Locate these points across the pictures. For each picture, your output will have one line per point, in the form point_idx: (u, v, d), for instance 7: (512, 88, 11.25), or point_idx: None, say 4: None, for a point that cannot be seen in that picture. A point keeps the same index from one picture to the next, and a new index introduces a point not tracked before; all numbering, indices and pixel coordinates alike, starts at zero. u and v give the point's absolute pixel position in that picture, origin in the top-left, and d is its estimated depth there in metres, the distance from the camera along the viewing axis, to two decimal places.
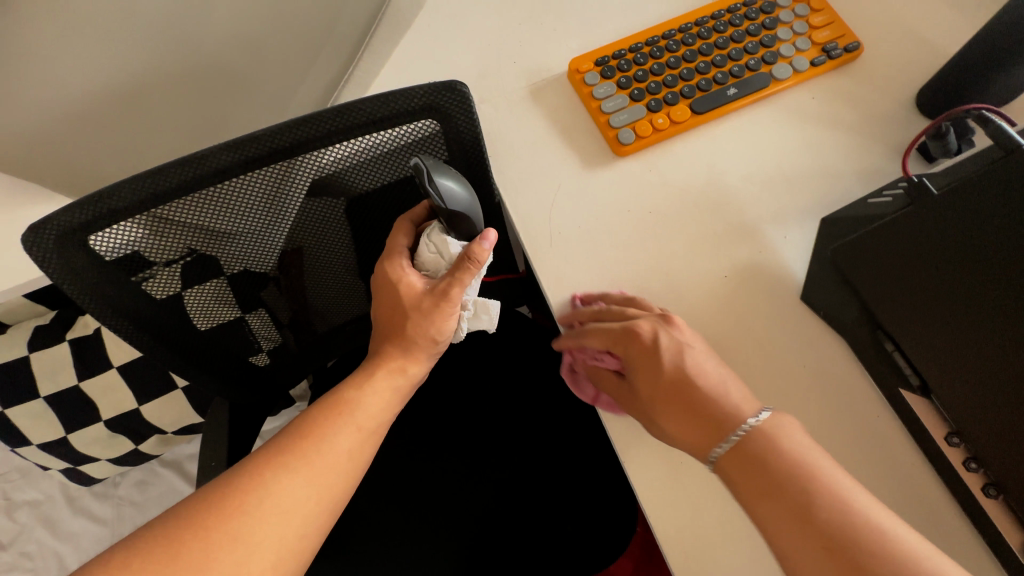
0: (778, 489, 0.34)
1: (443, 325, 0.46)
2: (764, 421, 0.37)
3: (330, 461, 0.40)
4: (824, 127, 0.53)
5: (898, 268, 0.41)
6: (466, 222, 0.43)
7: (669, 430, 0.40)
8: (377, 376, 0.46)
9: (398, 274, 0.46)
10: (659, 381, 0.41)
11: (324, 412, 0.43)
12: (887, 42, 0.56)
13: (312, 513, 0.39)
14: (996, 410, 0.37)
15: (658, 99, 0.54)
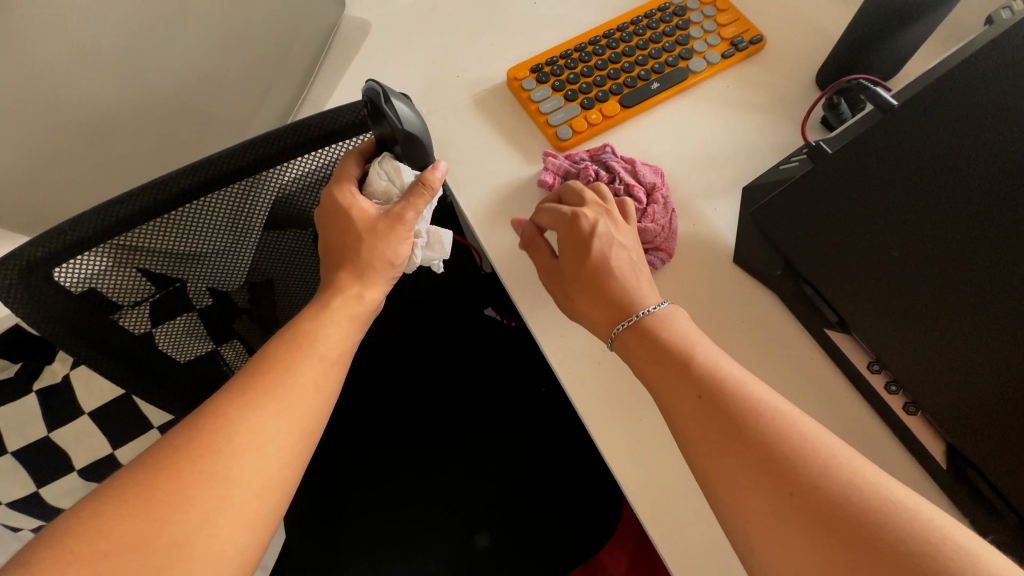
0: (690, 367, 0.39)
1: (399, 248, 0.47)
2: (662, 310, 0.43)
3: (300, 392, 0.39)
4: (740, 110, 0.58)
5: (810, 221, 0.46)
6: (420, 147, 0.46)
7: (587, 310, 0.46)
8: (334, 304, 0.45)
9: (348, 200, 0.45)
10: (579, 266, 0.47)
11: (286, 345, 0.41)
12: (786, 31, 0.63)
13: (287, 443, 0.37)
14: (910, 334, 0.41)
15: (590, 97, 0.59)
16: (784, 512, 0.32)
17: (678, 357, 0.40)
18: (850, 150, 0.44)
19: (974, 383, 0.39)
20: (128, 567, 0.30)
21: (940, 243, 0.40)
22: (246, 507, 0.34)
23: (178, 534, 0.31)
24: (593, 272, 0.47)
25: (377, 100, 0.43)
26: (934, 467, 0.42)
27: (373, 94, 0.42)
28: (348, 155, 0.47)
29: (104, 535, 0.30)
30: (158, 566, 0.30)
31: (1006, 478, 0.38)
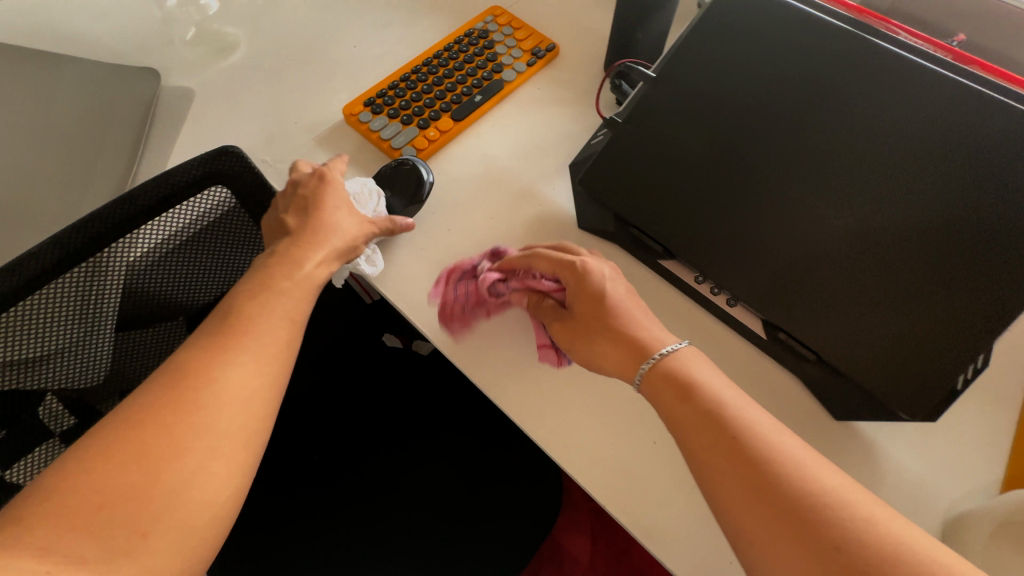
0: (682, 387, 0.40)
1: (367, 233, 0.53)
2: (682, 350, 0.42)
3: (271, 346, 0.39)
4: (552, 106, 0.69)
5: (623, 176, 0.55)
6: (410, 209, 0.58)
7: (605, 347, 0.45)
8: (308, 265, 0.46)
9: (341, 190, 0.53)
10: (594, 303, 0.47)
11: (253, 297, 0.41)
12: (571, 38, 0.75)
13: (265, 400, 0.38)
14: (712, 245, 0.51)
15: (424, 118, 0.65)
16: (756, 504, 0.33)
17: (686, 371, 0.41)
18: (633, 116, 0.55)
19: (765, 265, 0.49)
20: (127, 514, 0.30)
21: (711, 167, 0.51)
22: (233, 456, 0.35)
23: (173, 482, 0.32)
24: (599, 309, 0.47)
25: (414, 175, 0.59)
26: (760, 341, 0.53)
27: (413, 168, 0.59)
28: (336, 163, 0.56)
29: (98, 487, 0.30)
30: (155, 513, 0.31)
31: (805, 330, 0.48)
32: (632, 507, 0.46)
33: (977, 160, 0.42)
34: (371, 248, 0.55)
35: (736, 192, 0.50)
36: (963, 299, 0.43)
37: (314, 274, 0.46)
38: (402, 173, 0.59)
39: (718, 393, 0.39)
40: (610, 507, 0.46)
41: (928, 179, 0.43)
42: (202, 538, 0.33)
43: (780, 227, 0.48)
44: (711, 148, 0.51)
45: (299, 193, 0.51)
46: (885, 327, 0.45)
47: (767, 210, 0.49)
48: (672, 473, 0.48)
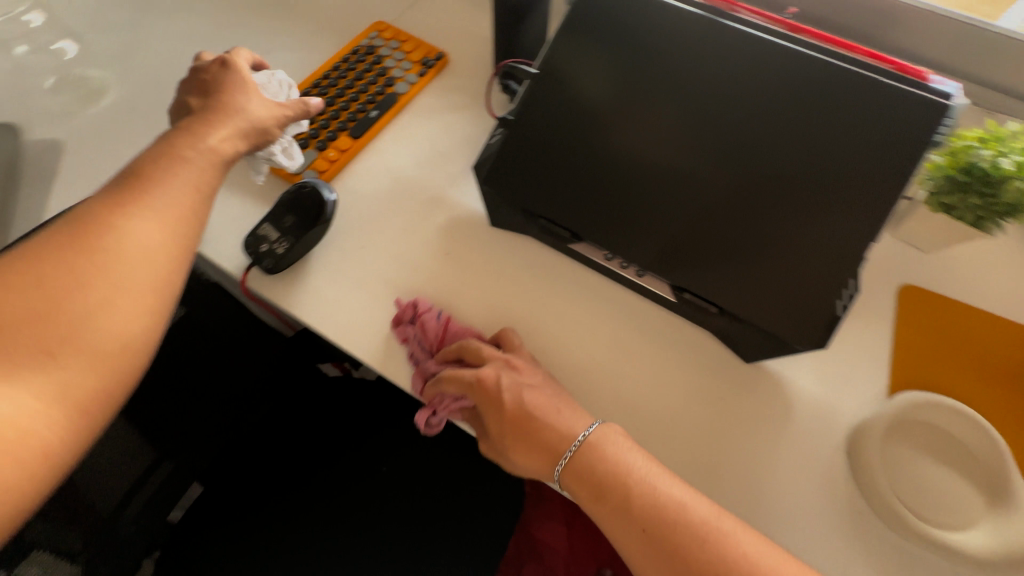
0: (591, 481, 0.43)
1: (280, 117, 0.53)
2: (591, 444, 0.44)
3: (173, 206, 0.43)
4: (449, 112, 0.70)
5: (524, 170, 0.57)
6: (314, 234, 0.56)
7: (519, 451, 0.48)
8: (210, 141, 0.48)
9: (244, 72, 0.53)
10: (502, 418, 0.48)
11: (156, 167, 0.44)
12: (459, 44, 0.77)
13: (170, 258, 0.41)
14: (613, 223, 0.54)
15: (321, 139, 0.64)
16: None
17: (596, 467, 0.43)
18: (522, 111, 0.57)
19: (662, 233, 0.53)
20: (35, 338, 0.34)
21: (601, 150, 0.54)
22: (140, 296, 0.38)
23: (79, 315, 0.36)
24: (516, 418, 0.48)
25: (317, 198, 0.57)
26: (672, 305, 0.57)
27: (315, 191, 0.57)
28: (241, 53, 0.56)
29: (8, 304, 0.34)
30: (62, 338, 0.35)
31: (707, 287, 0.52)
32: None
33: (816, 116, 0.48)
34: (287, 140, 0.57)
35: (623, 171, 0.54)
36: (825, 236, 0.49)
37: (218, 154, 0.48)
38: (304, 197, 0.57)
39: (624, 473, 0.43)
40: None
41: (778, 140, 0.49)
42: (116, 367, 0.37)
43: (668, 197, 0.52)
44: (597, 135, 0.54)
45: (204, 82, 0.52)
46: (771, 272, 0.50)
47: (654, 184, 0.53)
48: None
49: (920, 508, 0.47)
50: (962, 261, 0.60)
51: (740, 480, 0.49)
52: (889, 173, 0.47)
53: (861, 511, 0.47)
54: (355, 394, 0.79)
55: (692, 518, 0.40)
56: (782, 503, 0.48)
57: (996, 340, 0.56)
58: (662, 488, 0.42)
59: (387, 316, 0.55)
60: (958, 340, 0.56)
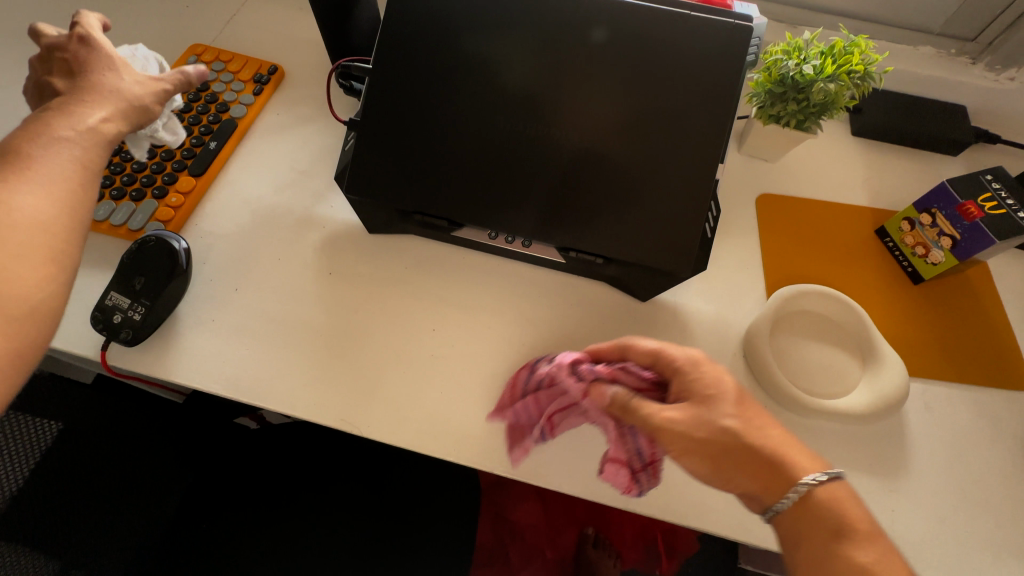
0: (827, 525, 0.37)
1: (163, 90, 0.44)
2: (838, 482, 0.38)
3: (59, 176, 0.37)
4: (298, 126, 0.66)
5: (388, 170, 0.55)
6: (172, 287, 0.51)
7: (737, 446, 0.39)
8: (87, 121, 0.39)
9: (102, 40, 0.43)
10: (722, 393, 0.41)
11: (25, 143, 0.37)
12: (293, 53, 0.72)
13: (70, 230, 0.36)
14: (487, 202, 0.55)
15: (158, 186, 0.58)
16: None
17: (842, 509, 0.37)
18: (368, 110, 0.55)
19: (535, 201, 0.54)
20: None
21: (458, 134, 0.54)
22: (27, 279, 0.33)
23: None
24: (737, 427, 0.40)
25: (164, 249, 0.51)
26: (563, 266, 0.58)
27: (160, 242, 0.52)
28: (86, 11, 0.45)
29: None
30: None
31: (589, 241, 0.54)
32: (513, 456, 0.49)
33: (644, 59, 0.52)
34: (168, 114, 0.49)
35: (482, 152, 0.54)
36: (678, 169, 0.52)
37: (105, 134, 0.40)
38: (149, 252, 0.51)
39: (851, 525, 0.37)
40: (493, 466, 0.49)
41: (614, 93, 0.52)
42: (31, 330, 0.34)
43: (531, 167, 0.54)
44: (449, 121, 0.54)
45: (57, 54, 0.42)
46: (641, 212, 0.53)
47: (514, 158, 0.54)
48: None
49: (810, 386, 0.52)
50: (801, 162, 0.67)
51: None
52: (717, 99, 0.51)
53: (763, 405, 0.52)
54: (280, 441, 0.73)
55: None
56: None
57: (841, 225, 0.63)
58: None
59: (281, 354, 0.52)
60: (811, 232, 0.62)
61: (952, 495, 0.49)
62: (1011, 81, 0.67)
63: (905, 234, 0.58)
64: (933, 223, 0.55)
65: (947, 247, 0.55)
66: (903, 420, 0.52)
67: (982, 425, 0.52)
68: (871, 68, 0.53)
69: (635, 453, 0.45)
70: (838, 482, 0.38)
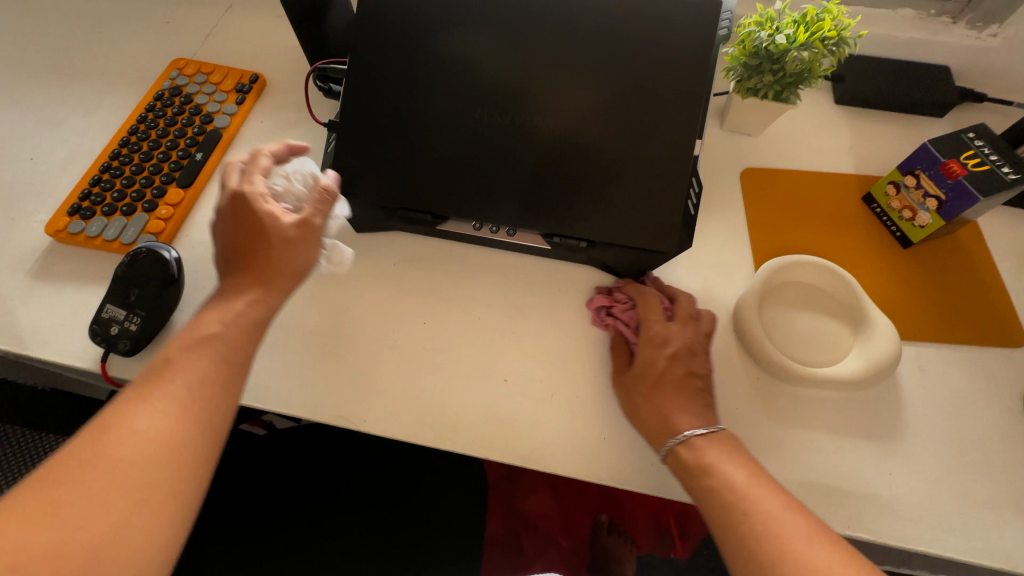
0: (702, 464, 0.42)
1: (311, 247, 0.46)
2: (709, 438, 0.44)
3: (202, 386, 0.37)
4: (282, 132, 0.67)
5: (369, 168, 0.56)
6: (167, 295, 0.52)
7: (643, 408, 0.47)
8: (239, 307, 0.42)
9: (261, 198, 0.44)
10: (646, 370, 0.48)
11: (185, 349, 0.38)
12: (274, 61, 0.73)
13: (208, 441, 0.36)
14: (469, 194, 0.55)
15: (148, 199, 0.59)
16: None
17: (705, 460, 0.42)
18: (347, 110, 0.55)
19: (516, 189, 0.55)
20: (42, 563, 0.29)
21: (436, 128, 0.55)
22: (159, 505, 0.33)
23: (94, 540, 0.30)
24: (650, 372, 0.48)
25: (155, 260, 0.52)
26: (549, 252, 0.58)
27: (151, 253, 0.53)
28: (261, 146, 0.47)
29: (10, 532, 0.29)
30: (80, 562, 0.30)
31: (572, 226, 0.54)
32: (508, 442, 0.50)
33: (615, 41, 0.52)
34: (329, 244, 0.49)
35: (460, 144, 0.55)
36: (657, 148, 0.53)
37: (254, 320, 0.42)
38: (142, 265, 0.52)
39: (731, 480, 0.40)
40: (489, 452, 0.50)
41: (587, 77, 0.52)
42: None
43: (511, 156, 0.54)
44: (427, 115, 0.55)
45: (224, 215, 0.45)
46: (623, 193, 0.53)
47: (493, 149, 0.54)
48: (528, 394, 0.52)
49: (803, 357, 0.52)
50: (784, 135, 0.67)
51: None
52: (690, 74, 0.51)
53: (756, 377, 0.53)
54: (286, 444, 0.75)
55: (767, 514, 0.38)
56: None
57: (827, 194, 0.63)
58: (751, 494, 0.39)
59: (276, 356, 0.53)
60: (797, 203, 0.62)
61: (950, 455, 0.49)
62: (993, 38, 0.66)
63: (891, 198, 0.58)
64: (918, 185, 0.55)
65: (933, 208, 0.54)
66: (897, 384, 0.52)
67: (978, 384, 0.52)
68: (844, 34, 0.53)
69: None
70: (712, 435, 0.44)
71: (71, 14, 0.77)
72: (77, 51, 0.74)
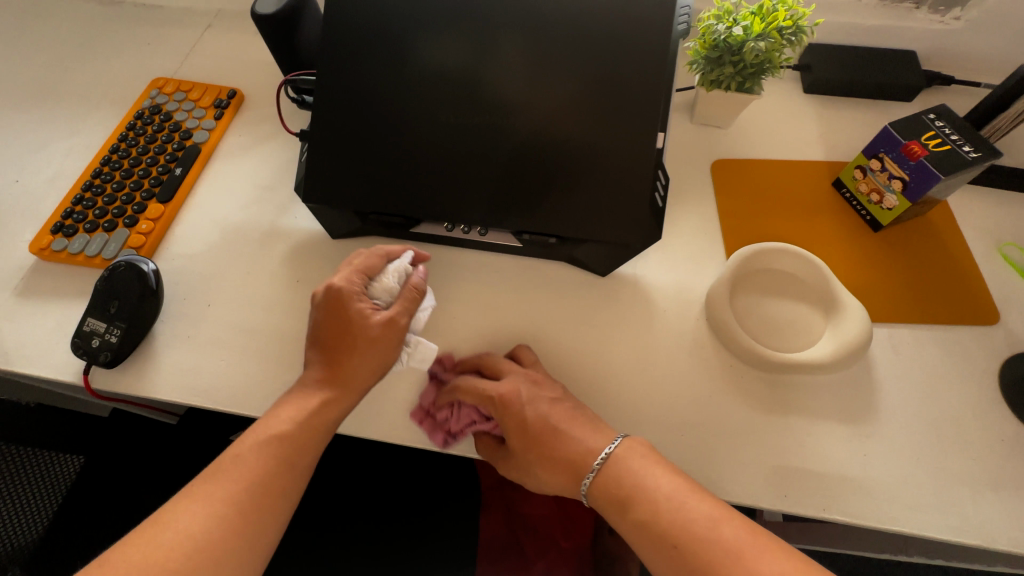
0: (619, 495, 0.44)
1: (394, 349, 0.49)
2: (616, 462, 0.45)
3: (258, 490, 0.43)
4: (259, 144, 0.68)
5: (340, 175, 0.57)
6: (146, 308, 0.53)
7: (549, 474, 0.48)
8: (313, 407, 0.47)
9: (355, 300, 0.49)
10: (523, 439, 0.48)
11: (256, 446, 0.44)
12: (252, 75, 0.75)
13: (248, 543, 0.41)
14: (439, 195, 0.56)
15: (129, 215, 0.61)
16: None
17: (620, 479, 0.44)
18: (317, 119, 0.57)
19: (485, 189, 0.56)
20: None
21: (404, 132, 0.56)
22: None
23: None
24: (531, 442, 0.48)
25: (132, 274, 0.53)
26: (521, 250, 0.59)
27: (127, 267, 0.54)
28: (370, 248, 0.52)
29: None
30: None
31: (541, 223, 0.55)
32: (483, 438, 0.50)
33: (575, 40, 0.53)
34: (412, 341, 0.51)
35: (428, 145, 0.56)
36: (621, 143, 0.53)
37: (323, 422, 0.47)
38: (120, 280, 0.53)
39: (656, 493, 0.42)
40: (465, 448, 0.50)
41: (549, 76, 0.53)
42: None
43: (478, 157, 0.55)
44: (395, 120, 0.56)
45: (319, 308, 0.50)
46: (589, 189, 0.54)
47: (459, 150, 0.55)
48: None
49: (775, 343, 0.53)
50: (753, 125, 0.68)
51: (625, 379, 0.53)
52: (650, 69, 0.52)
53: (729, 365, 0.53)
54: None
55: (714, 534, 0.39)
56: (664, 384, 0.52)
57: (797, 181, 0.63)
58: (693, 516, 0.41)
59: (254, 362, 0.54)
60: (766, 191, 0.63)
61: (925, 434, 0.49)
62: (957, 21, 0.66)
63: (859, 182, 0.58)
64: (883, 168, 0.55)
65: (899, 190, 0.54)
66: (871, 365, 0.52)
67: (950, 362, 0.52)
68: (800, 23, 0.54)
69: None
70: (615, 461, 0.45)
71: (55, 40, 0.79)
72: (61, 74, 0.76)
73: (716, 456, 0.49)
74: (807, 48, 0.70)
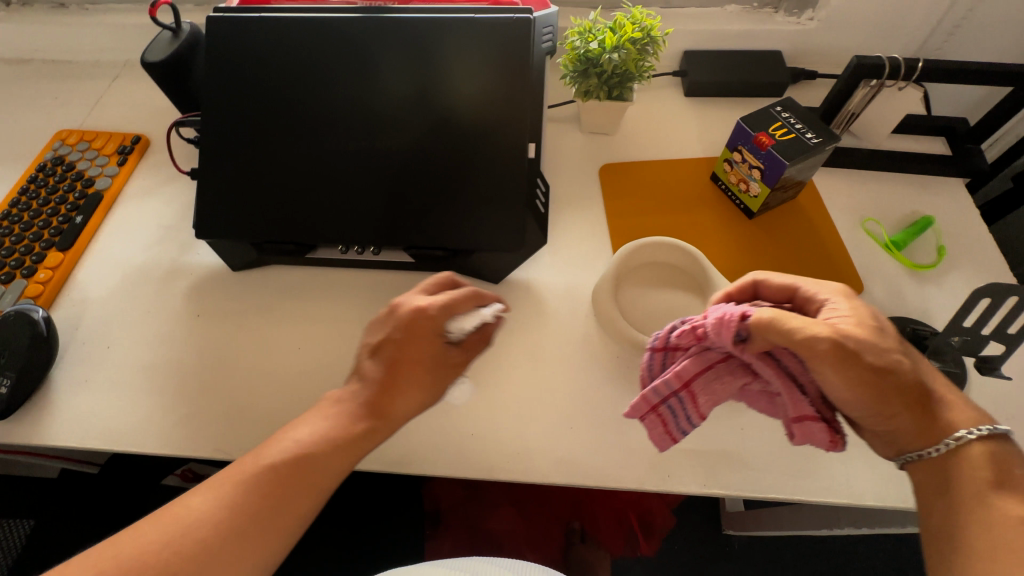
0: (980, 481, 0.37)
1: (442, 391, 0.46)
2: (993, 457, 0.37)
3: (276, 514, 0.39)
4: (163, 186, 0.69)
5: (232, 208, 0.59)
6: (40, 355, 0.54)
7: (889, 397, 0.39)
8: (349, 436, 0.43)
9: (435, 331, 0.45)
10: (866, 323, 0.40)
11: (281, 460, 0.41)
12: (158, 120, 0.77)
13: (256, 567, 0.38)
14: (328, 220, 0.58)
15: (28, 266, 0.61)
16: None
17: (1006, 466, 0.37)
18: (206, 157, 0.59)
19: (371, 210, 0.58)
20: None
21: (290, 163, 0.58)
22: None
23: None
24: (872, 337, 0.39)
25: (18, 322, 0.54)
26: (416, 266, 0.62)
27: (14, 316, 0.54)
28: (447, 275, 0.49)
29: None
30: None
31: (428, 238, 0.58)
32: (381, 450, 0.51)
33: (440, 65, 0.56)
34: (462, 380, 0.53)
35: (314, 174, 0.58)
36: (501, 157, 0.56)
37: (352, 456, 0.43)
38: (9, 329, 0.54)
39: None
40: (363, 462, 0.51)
41: (421, 100, 0.57)
42: None
43: (362, 180, 0.58)
44: (281, 152, 0.58)
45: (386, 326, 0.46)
46: (470, 201, 0.57)
47: (344, 175, 0.58)
48: None
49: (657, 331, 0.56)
50: (638, 129, 0.72)
51: (521, 379, 0.55)
52: (514, 85, 0.56)
53: (616, 356, 0.55)
54: None
55: None
56: (556, 380, 0.54)
57: (677, 178, 0.67)
58: None
59: (155, 398, 0.54)
60: (650, 189, 0.67)
61: None
62: (810, 21, 0.72)
63: (729, 173, 0.63)
64: (744, 159, 0.59)
65: (760, 178, 0.59)
66: None
67: None
68: (651, 33, 0.59)
69: (682, 426, 0.46)
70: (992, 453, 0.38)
71: None
72: None
73: (606, 443, 0.51)
74: (684, 54, 0.76)
